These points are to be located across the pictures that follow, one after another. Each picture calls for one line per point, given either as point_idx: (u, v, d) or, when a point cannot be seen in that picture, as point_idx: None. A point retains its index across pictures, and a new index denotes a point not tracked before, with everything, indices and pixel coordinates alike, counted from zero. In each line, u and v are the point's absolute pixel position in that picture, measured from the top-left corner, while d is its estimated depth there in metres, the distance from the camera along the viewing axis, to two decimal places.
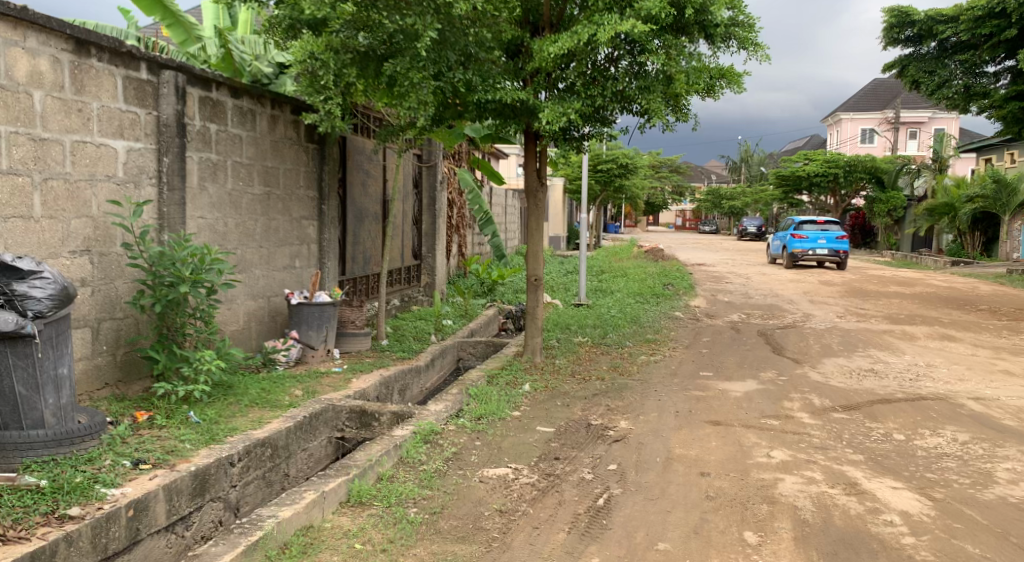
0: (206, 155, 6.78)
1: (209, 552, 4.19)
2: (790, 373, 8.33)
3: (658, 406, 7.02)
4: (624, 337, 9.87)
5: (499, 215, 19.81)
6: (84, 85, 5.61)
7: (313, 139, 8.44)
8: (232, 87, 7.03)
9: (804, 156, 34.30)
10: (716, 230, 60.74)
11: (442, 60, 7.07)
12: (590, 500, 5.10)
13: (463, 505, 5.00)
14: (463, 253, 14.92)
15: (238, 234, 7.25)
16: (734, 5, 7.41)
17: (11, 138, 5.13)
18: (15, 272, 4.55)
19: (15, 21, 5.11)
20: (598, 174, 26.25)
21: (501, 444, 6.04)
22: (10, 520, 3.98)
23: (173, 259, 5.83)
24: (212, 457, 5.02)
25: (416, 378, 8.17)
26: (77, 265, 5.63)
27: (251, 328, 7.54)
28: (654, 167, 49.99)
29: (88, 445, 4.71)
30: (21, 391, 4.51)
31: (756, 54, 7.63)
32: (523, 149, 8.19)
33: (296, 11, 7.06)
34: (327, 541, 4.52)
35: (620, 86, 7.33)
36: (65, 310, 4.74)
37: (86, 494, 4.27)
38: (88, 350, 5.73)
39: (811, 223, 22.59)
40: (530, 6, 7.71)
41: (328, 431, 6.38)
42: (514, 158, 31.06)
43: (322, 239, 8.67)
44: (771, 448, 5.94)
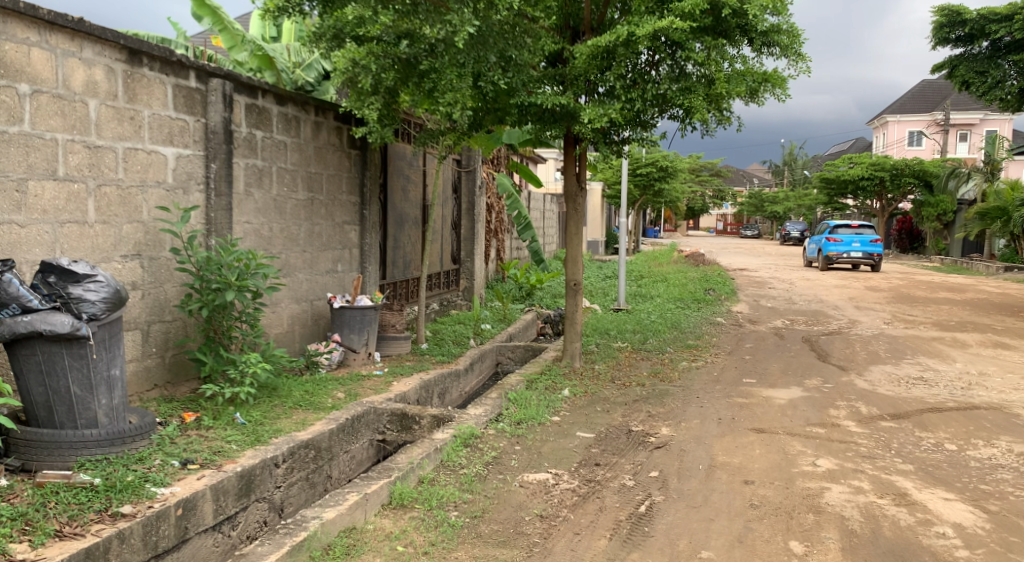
0: (252, 162, 6.91)
1: (255, 552, 4.25)
2: (836, 381, 8.21)
3: (700, 413, 6.97)
4: (664, 343, 9.82)
5: (538, 220, 19.80)
6: (136, 93, 5.75)
7: (356, 145, 8.54)
8: (278, 94, 7.16)
9: (849, 160, 33.79)
10: (758, 235, 60.06)
11: (484, 59, 7.02)
12: (632, 506, 5.08)
13: (505, 509, 5.02)
14: (501, 257, 14.95)
15: (283, 239, 7.36)
16: (779, 11, 7.25)
17: (67, 146, 5.27)
18: (71, 276, 4.67)
19: (72, 32, 5.25)
20: (637, 178, 26.14)
21: (541, 449, 6.05)
22: (66, 517, 4.09)
23: (220, 263, 5.93)
24: (258, 457, 5.11)
25: (455, 382, 8.21)
26: (128, 269, 5.77)
27: (294, 331, 7.67)
28: (694, 172, 49.62)
29: (139, 445, 4.83)
30: (76, 391, 4.62)
31: (797, 65, 7.54)
32: (563, 153, 8.18)
33: (340, 21, 7.07)
34: (370, 543, 4.56)
35: (661, 89, 7.24)
36: (118, 313, 4.85)
37: (137, 493, 4.36)
38: (138, 351, 5.87)
39: (845, 226, 22.52)
40: (570, 9, 7.78)
41: (370, 433, 6.45)
42: (552, 162, 31.01)
43: (363, 244, 8.75)
44: (817, 457, 5.87)
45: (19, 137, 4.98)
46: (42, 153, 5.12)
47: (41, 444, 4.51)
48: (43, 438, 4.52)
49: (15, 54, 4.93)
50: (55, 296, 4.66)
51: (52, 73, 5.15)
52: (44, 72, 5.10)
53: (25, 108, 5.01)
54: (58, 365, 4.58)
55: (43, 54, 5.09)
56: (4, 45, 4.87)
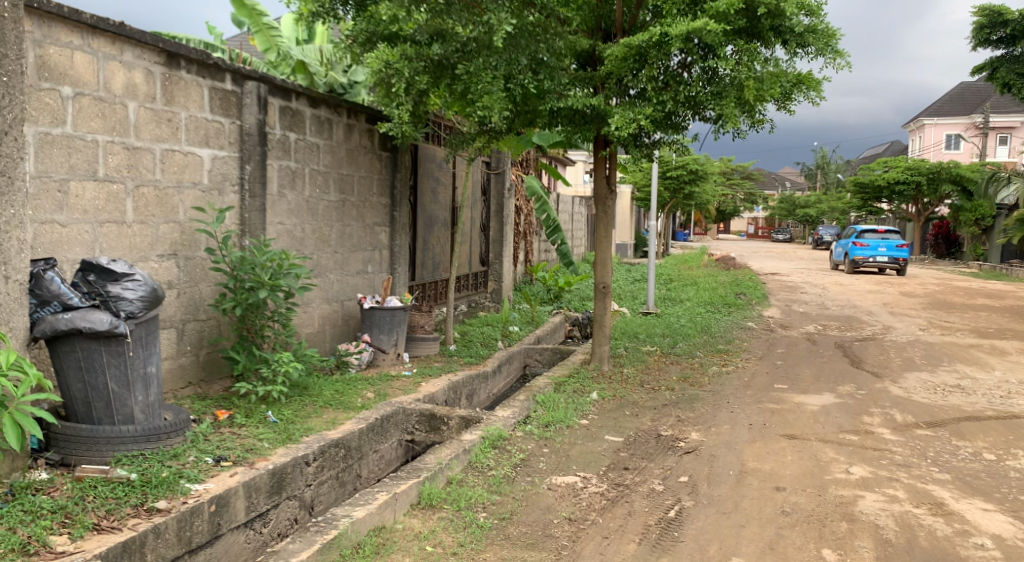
0: (286, 163, 7.00)
1: (287, 549, 4.30)
2: (870, 387, 8.11)
3: (730, 418, 6.93)
4: (694, 347, 9.76)
5: (566, 223, 19.76)
6: (174, 96, 5.84)
7: (387, 147, 8.61)
8: (311, 97, 7.24)
9: (884, 164, 33.36)
10: (791, 238, 59.53)
11: (516, 61, 7.07)
12: (661, 511, 5.07)
13: (533, 511, 5.03)
14: (530, 260, 14.96)
15: (315, 239, 7.44)
16: (812, 11, 7.24)
17: (107, 147, 5.37)
18: (110, 274, 4.77)
19: (113, 35, 5.34)
20: (667, 181, 26.07)
21: (569, 451, 6.05)
22: (104, 511, 4.16)
23: (254, 263, 6.00)
24: (290, 456, 5.17)
25: (483, 384, 8.23)
26: (164, 269, 5.86)
27: (325, 331, 7.74)
28: (726, 176, 49.30)
29: (174, 441, 4.91)
30: (113, 388, 4.69)
31: (833, 62, 7.47)
32: (593, 155, 8.17)
33: (373, 23, 7.18)
34: (399, 542, 4.60)
35: (693, 91, 7.24)
36: (154, 311, 4.93)
37: (172, 488, 4.43)
38: (173, 350, 5.96)
39: (871, 231, 22.43)
40: (602, 11, 7.75)
41: (399, 433, 6.50)
42: (581, 164, 30.93)
43: (393, 245, 8.81)
44: (850, 464, 5.81)
45: (62, 139, 5.08)
46: (84, 155, 5.22)
47: (79, 439, 4.59)
48: (81, 433, 4.59)
49: (59, 58, 5.03)
50: (95, 294, 4.75)
51: (93, 76, 5.24)
52: (85, 76, 5.20)
53: (68, 111, 5.10)
54: (96, 362, 4.65)
55: (85, 57, 5.18)
56: (48, 49, 4.96)
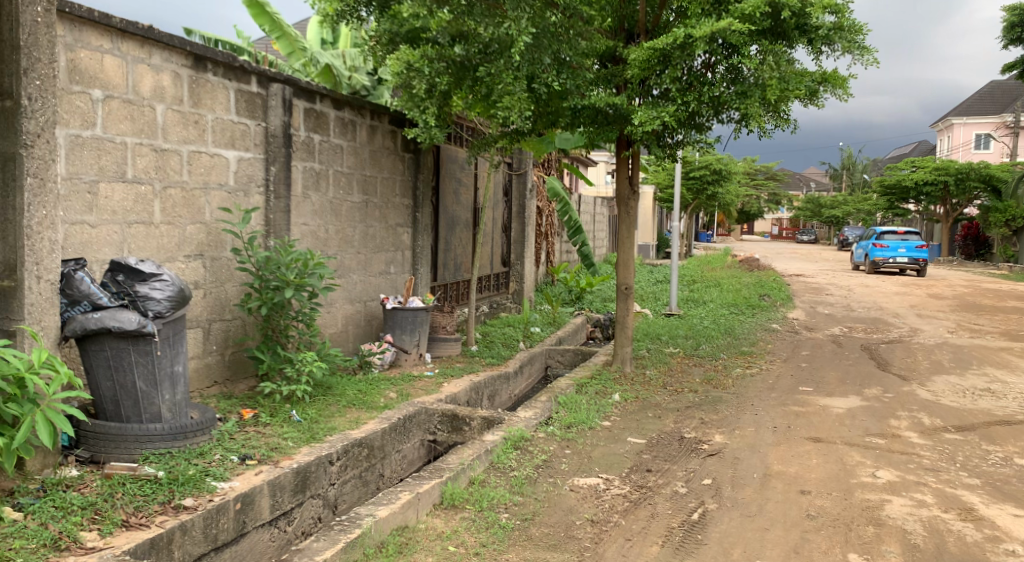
0: (310, 164, 7.05)
1: (311, 547, 4.32)
2: (897, 390, 8.04)
3: (755, 421, 6.89)
4: (717, 349, 9.73)
5: (587, 224, 19.75)
6: (201, 98, 5.92)
7: (409, 148, 8.65)
8: (335, 99, 7.29)
9: (912, 164, 33.00)
10: (815, 239, 59.09)
11: (538, 62, 7.09)
12: (685, 514, 5.06)
13: (556, 513, 5.04)
14: (551, 261, 14.97)
15: (338, 240, 7.50)
16: (838, 9, 7.17)
17: (136, 149, 5.44)
18: (138, 274, 4.84)
19: (142, 39, 5.42)
20: (690, 181, 26.01)
21: (592, 453, 6.05)
22: (133, 507, 4.22)
23: (279, 264, 6.05)
24: (314, 455, 5.22)
25: (505, 385, 8.24)
26: (191, 269, 5.94)
27: (348, 331, 7.80)
28: (751, 177, 49.02)
29: (200, 440, 4.97)
30: (142, 386, 4.76)
31: (862, 58, 7.39)
32: (616, 156, 8.15)
33: (396, 24, 7.29)
34: (421, 541, 4.62)
35: (717, 91, 7.21)
36: (181, 311, 4.99)
37: (198, 486, 4.49)
38: (199, 349, 6.03)
39: (891, 233, 22.35)
40: (625, 11, 7.73)
41: (421, 433, 6.54)
42: (604, 165, 30.88)
43: (416, 246, 8.85)
44: (876, 468, 5.76)
45: (92, 141, 5.15)
46: (113, 156, 5.29)
47: (108, 437, 4.65)
48: (110, 431, 4.65)
49: (90, 62, 5.10)
50: (123, 294, 4.82)
51: (122, 78, 5.31)
52: (115, 78, 5.27)
53: (98, 113, 5.17)
54: (125, 361, 4.71)
55: (115, 60, 5.26)
56: (79, 52, 5.04)
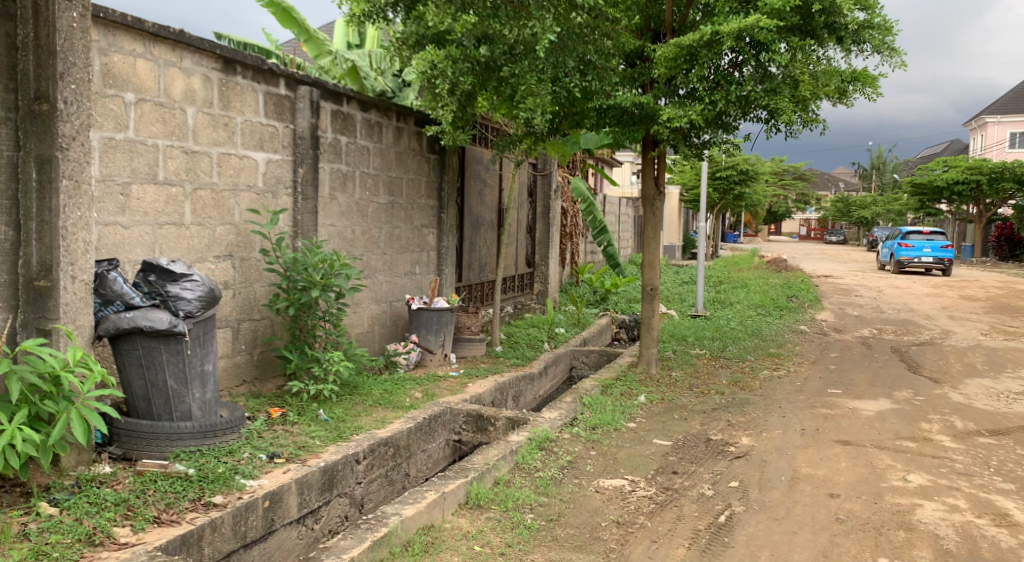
0: (337, 166, 7.12)
1: (338, 545, 4.36)
2: (928, 393, 7.95)
3: (782, 423, 6.86)
4: (744, 350, 9.68)
5: (612, 224, 19.71)
6: (230, 101, 6.00)
7: (435, 149, 8.71)
8: (362, 101, 7.35)
9: (943, 164, 32.56)
10: (841, 239, 58.58)
11: (562, 64, 7.12)
12: (711, 516, 5.04)
13: (581, 514, 5.04)
14: (575, 261, 14.97)
15: (364, 241, 7.56)
16: (868, 6, 7.16)
17: (167, 151, 5.53)
18: (169, 274, 4.92)
19: (173, 43, 5.50)
20: (717, 181, 25.85)
21: (617, 454, 6.05)
22: (164, 504, 4.28)
23: (307, 264, 6.12)
24: (341, 453, 5.27)
25: (529, 385, 8.26)
26: (221, 269, 6.02)
27: (374, 331, 7.86)
28: (779, 176, 48.58)
29: (229, 438, 5.04)
30: (172, 385, 4.83)
31: (891, 59, 7.35)
32: (641, 156, 8.13)
33: (422, 26, 7.31)
34: (447, 541, 4.65)
35: (745, 90, 7.07)
36: (211, 311, 5.06)
37: (228, 484, 4.55)
38: (228, 348, 6.11)
39: (916, 233, 22.18)
40: (652, 11, 7.66)
41: (446, 433, 6.57)
42: (629, 165, 30.80)
43: (441, 246, 8.90)
44: (907, 472, 5.71)
45: (125, 144, 5.23)
46: (145, 159, 5.38)
47: (141, 434, 4.73)
48: (142, 429, 4.72)
49: (122, 66, 5.18)
50: (155, 294, 4.90)
51: (154, 82, 5.39)
52: (147, 82, 5.36)
53: (130, 116, 5.26)
54: (157, 360, 4.78)
55: (147, 64, 5.34)
56: (113, 57, 5.13)
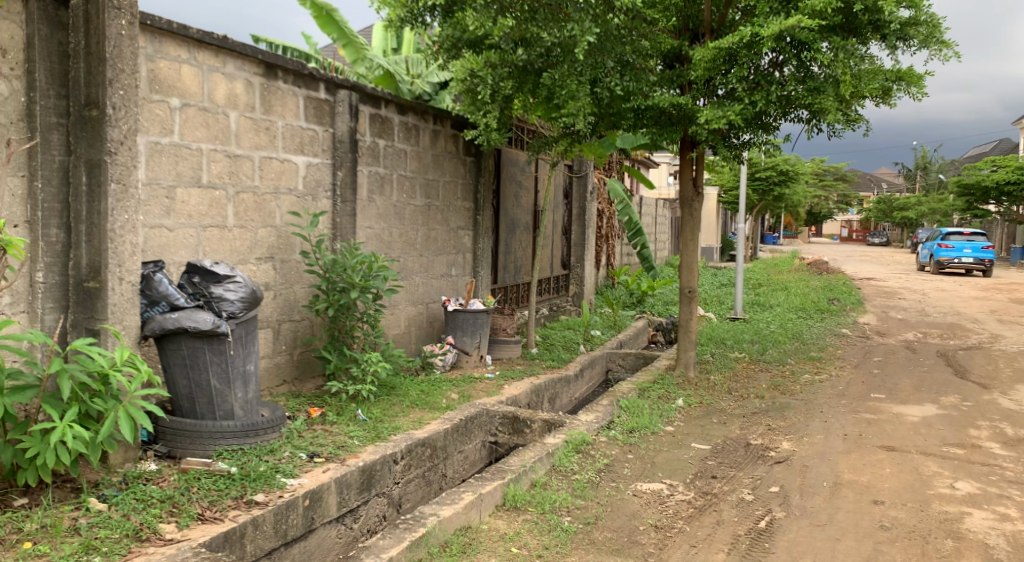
0: (375, 169, 7.19)
1: (378, 545, 4.40)
2: (976, 399, 7.80)
3: (824, 427, 6.78)
4: (785, 354, 9.58)
5: (649, 226, 19.60)
6: (272, 105, 6.09)
7: (471, 152, 8.76)
8: (399, 104, 7.42)
9: (989, 164, 31.86)
10: (881, 240, 57.69)
11: (601, 65, 7.11)
12: (751, 521, 5.01)
13: (618, 517, 5.04)
14: (611, 263, 14.92)
15: (401, 243, 7.62)
16: (914, 3, 7.06)
17: (211, 155, 5.63)
18: (213, 276, 5.02)
19: (217, 49, 5.59)
20: (756, 182, 25.58)
21: (655, 458, 6.02)
22: (207, 502, 4.36)
23: (345, 265, 6.18)
24: (379, 453, 5.32)
25: (565, 388, 8.27)
26: (262, 271, 6.12)
27: (411, 332, 7.92)
28: (818, 176, 47.94)
29: (270, 437, 5.12)
30: (215, 384, 4.91)
31: (942, 52, 7.19)
32: (680, 157, 8.08)
33: (459, 29, 7.33)
34: (485, 542, 4.67)
35: (786, 90, 7.07)
36: (253, 312, 5.15)
37: (269, 483, 4.63)
38: (269, 349, 6.21)
39: (957, 233, 21.81)
40: (690, 11, 7.64)
41: (483, 435, 6.60)
42: (665, 165, 30.65)
43: (477, 248, 8.94)
44: (955, 479, 5.61)
45: (170, 148, 5.34)
46: (190, 162, 5.48)
47: (185, 433, 4.81)
48: (186, 427, 4.81)
49: (168, 71, 5.28)
50: (199, 294, 5.00)
51: (198, 87, 5.49)
52: (192, 87, 5.45)
53: (175, 121, 5.36)
54: (200, 360, 4.87)
55: (192, 70, 5.44)
56: (159, 63, 5.23)
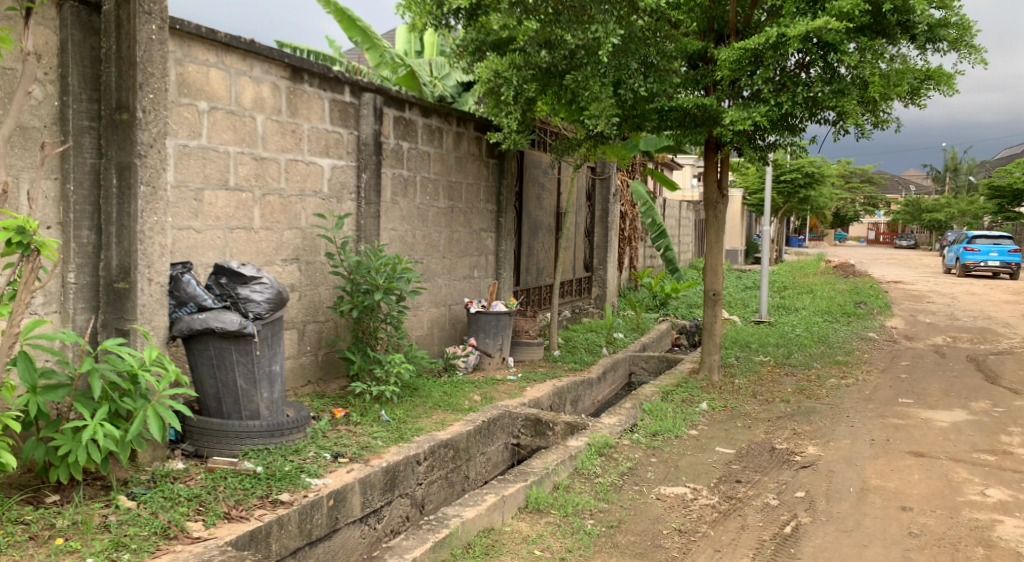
0: (399, 171, 7.23)
1: (401, 546, 4.43)
2: (1006, 405, 7.70)
3: (850, 433, 6.72)
4: (810, 358, 9.51)
5: (672, 229, 19.53)
6: (298, 108, 6.15)
7: (494, 154, 8.78)
8: (423, 107, 7.46)
9: (1018, 166, 31.42)
10: (907, 243, 57.05)
11: (625, 67, 7.11)
12: (777, 526, 4.98)
13: (642, 521, 5.03)
14: (634, 265, 14.89)
15: (425, 245, 7.66)
16: (944, 4, 6.98)
17: (238, 158, 5.70)
18: (240, 277, 5.07)
19: (244, 53, 5.66)
20: (780, 184, 25.42)
21: (679, 462, 6.01)
22: (234, 501, 4.41)
23: (369, 267, 6.22)
24: (402, 454, 5.35)
25: (588, 390, 8.26)
26: (288, 272, 6.18)
27: (434, 334, 7.96)
28: (842, 178, 47.56)
29: (295, 437, 5.16)
30: (242, 384, 4.96)
31: (970, 56, 7.13)
32: (704, 159, 8.05)
33: (484, 33, 7.40)
34: (508, 544, 4.68)
35: (812, 92, 7.02)
36: (280, 313, 5.20)
37: (294, 482, 4.67)
38: (295, 349, 6.26)
39: (983, 236, 21.55)
40: (715, 12, 7.53)
41: (505, 437, 6.61)
42: (688, 168, 30.53)
43: (499, 250, 8.97)
44: (985, 486, 5.54)
45: (198, 150, 5.40)
46: (217, 165, 5.55)
47: (211, 432, 4.87)
48: (213, 427, 4.87)
49: (196, 75, 5.35)
50: (226, 295, 5.07)
51: (226, 91, 5.56)
52: (219, 91, 5.52)
53: (203, 124, 5.42)
54: (227, 360, 4.92)
55: (219, 74, 5.51)
56: (187, 67, 5.29)
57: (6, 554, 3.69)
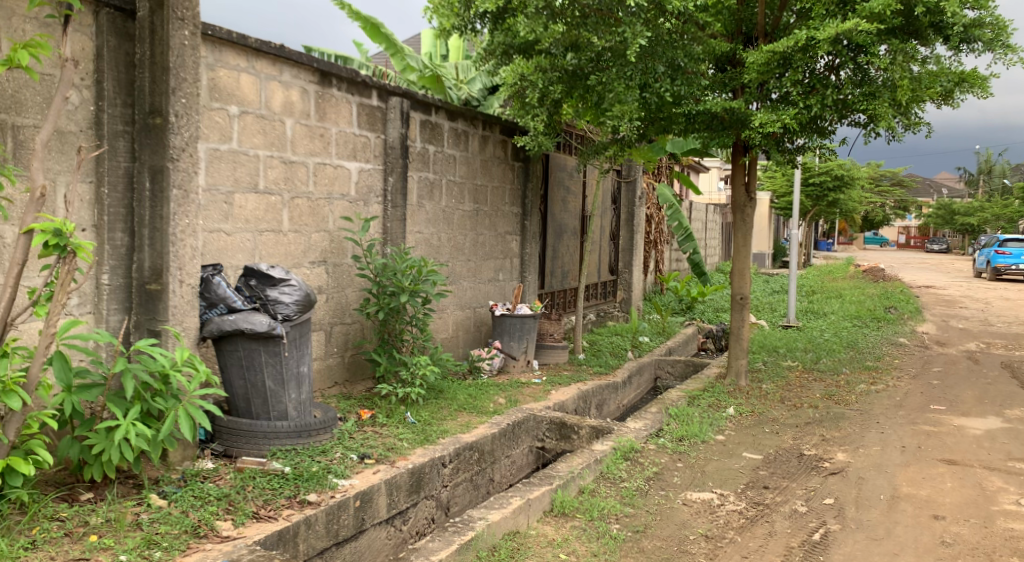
0: (424, 175, 7.28)
1: (427, 548, 4.45)
2: None
3: (880, 439, 6.65)
4: (839, 363, 9.42)
5: (699, 232, 19.43)
6: (326, 112, 6.21)
7: (519, 157, 8.80)
8: (449, 111, 7.50)
9: None
10: (938, 246, 56.31)
11: (651, 69, 7.10)
12: (805, 533, 4.94)
13: (668, 526, 5.02)
14: (660, 268, 14.84)
15: (450, 248, 7.69)
16: (979, 4, 6.90)
17: (267, 161, 5.76)
18: (269, 279, 5.13)
19: (274, 57, 5.72)
20: (808, 187, 25.21)
21: (705, 467, 5.98)
22: (262, 501, 4.45)
23: (395, 270, 6.26)
24: (427, 456, 5.38)
25: (613, 394, 8.25)
26: (316, 274, 6.24)
27: (458, 336, 7.98)
28: (871, 180, 47.08)
29: (322, 438, 5.21)
30: (270, 385, 5.02)
31: (1005, 56, 7.03)
32: (732, 162, 8.01)
33: (510, 36, 7.39)
34: (533, 548, 4.68)
35: (842, 94, 6.95)
36: (308, 315, 5.25)
37: (321, 483, 4.71)
38: (322, 351, 6.32)
39: (1016, 240, 21.22)
40: (743, 14, 7.54)
41: (530, 440, 6.62)
42: (715, 171, 30.38)
43: (524, 253, 8.99)
44: (1020, 495, 5.46)
45: (229, 154, 5.47)
46: (247, 169, 5.62)
47: (240, 432, 4.93)
48: (242, 427, 4.93)
49: (227, 80, 5.42)
50: (256, 297, 5.12)
51: (256, 95, 5.63)
52: (250, 95, 5.59)
53: (234, 128, 5.49)
54: (256, 361, 4.98)
55: (249, 78, 5.58)
56: (219, 72, 5.36)
57: (42, 550, 3.75)
